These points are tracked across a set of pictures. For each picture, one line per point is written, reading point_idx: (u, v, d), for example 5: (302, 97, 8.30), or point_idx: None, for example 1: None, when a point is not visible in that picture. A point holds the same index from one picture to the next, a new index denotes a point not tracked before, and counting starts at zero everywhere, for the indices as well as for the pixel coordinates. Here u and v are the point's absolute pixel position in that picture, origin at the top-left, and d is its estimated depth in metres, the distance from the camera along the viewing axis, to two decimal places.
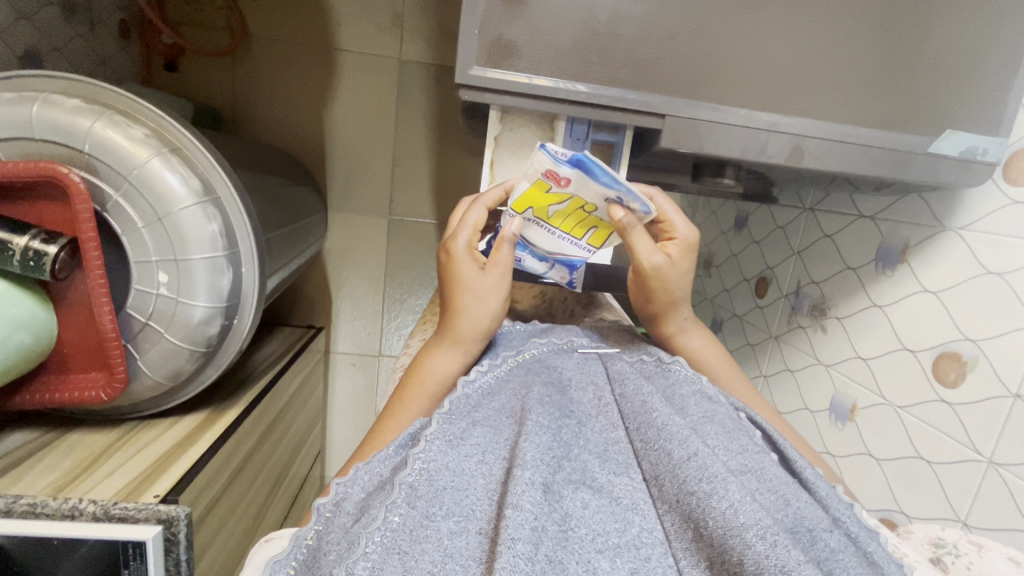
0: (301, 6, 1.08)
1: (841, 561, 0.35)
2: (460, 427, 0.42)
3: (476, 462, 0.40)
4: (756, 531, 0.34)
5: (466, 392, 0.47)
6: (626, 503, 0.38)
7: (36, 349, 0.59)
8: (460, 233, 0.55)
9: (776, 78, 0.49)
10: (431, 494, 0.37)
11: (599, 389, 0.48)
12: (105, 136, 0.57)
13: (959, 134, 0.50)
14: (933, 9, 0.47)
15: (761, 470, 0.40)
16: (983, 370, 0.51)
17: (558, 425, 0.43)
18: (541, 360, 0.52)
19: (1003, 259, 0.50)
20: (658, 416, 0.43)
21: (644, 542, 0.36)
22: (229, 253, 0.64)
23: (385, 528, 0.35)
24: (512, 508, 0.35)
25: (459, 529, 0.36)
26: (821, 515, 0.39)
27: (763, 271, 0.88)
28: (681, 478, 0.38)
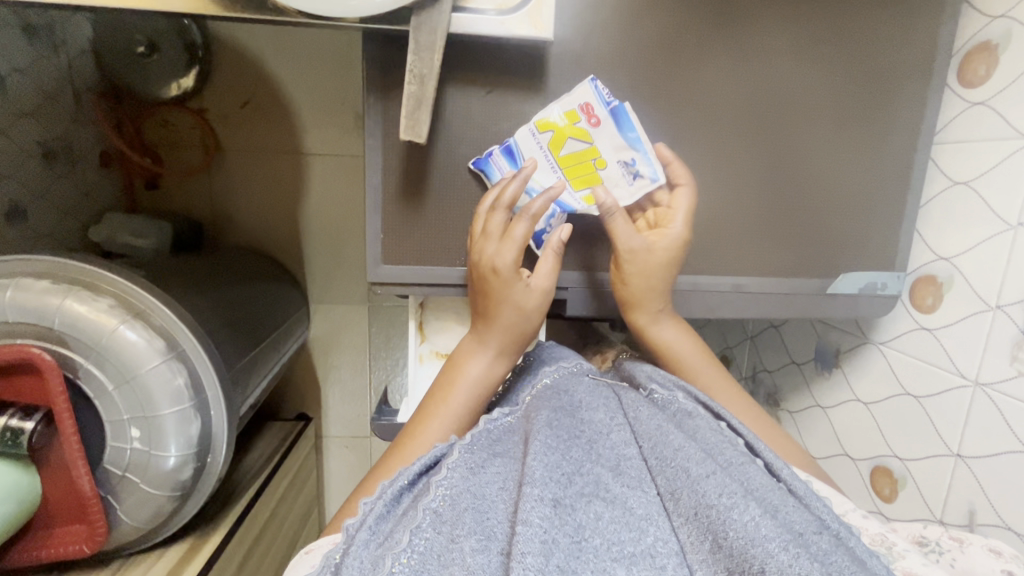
0: (269, 118, 1.13)
1: (836, 561, 0.36)
2: (481, 457, 0.45)
3: (498, 487, 0.42)
4: (777, 542, 0.36)
5: (489, 425, 0.49)
6: (640, 514, 0.40)
7: (22, 513, 0.62)
8: (508, 251, 0.53)
9: (699, 231, 0.59)
10: (455, 516, 0.40)
11: (609, 410, 0.50)
12: (72, 313, 0.62)
13: (850, 277, 0.61)
14: (822, 174, 0.59)
15: (759, 481, 0.43)
16: (911, 489, 0.61)
17: (568, 444, 0.45)
18: (554, 386, 0.54)
19: (919, 384, 0.61)
20: (673, 439, 0.46)
21: (659, 551, 0.38)
22: (197, 400, 0.68)
23: (413, 551, 0.38)
24: (525, 524, 0.37)
25: (482, 547, 0.38)
26: (810, 517, 0.40)
27: (724, 350, 0.90)
28: (699, 493, 0.40)
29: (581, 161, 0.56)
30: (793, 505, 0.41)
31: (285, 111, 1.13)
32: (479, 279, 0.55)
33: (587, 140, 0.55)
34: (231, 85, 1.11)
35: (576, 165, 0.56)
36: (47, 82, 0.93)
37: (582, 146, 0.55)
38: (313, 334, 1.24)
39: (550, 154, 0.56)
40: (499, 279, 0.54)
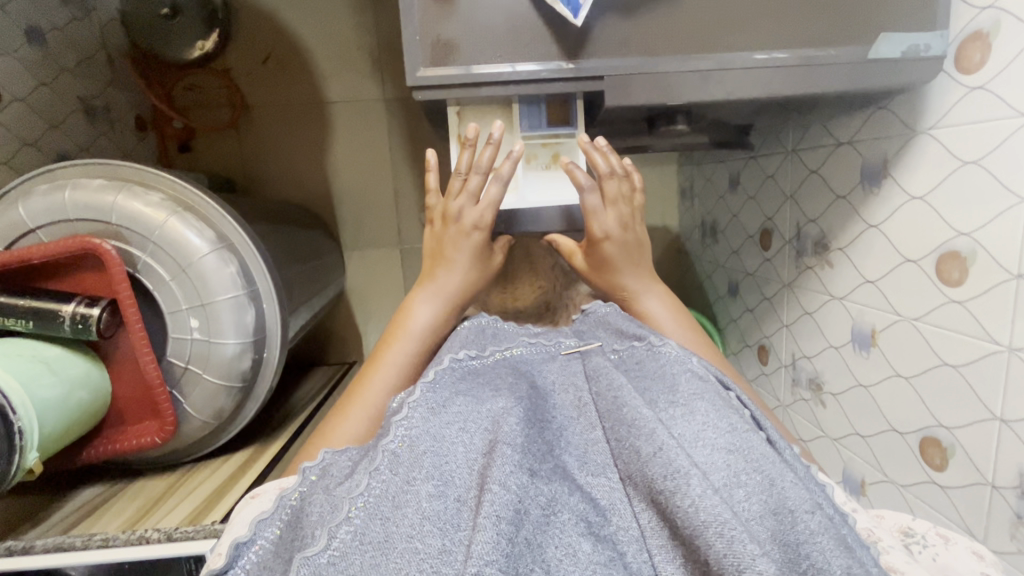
0: (288, 72, 1.17)
1: (818, 544, 0.36)
2: (441, 397, 0.47)
3: (456, 429, 0.44)
4: (717, 528, 0.34)
5: (450, 368, 0.52)
6: (603, 504, 0.40)
7: (95, 404, 0.65)
8: (483, 209, 0.64)
9: (704, 10, 0.47)
10: (411, 459, 0.41)
11: (578, 389, 0.50)
12: (127, 206, 0.65)
13: (892, 36, 0.48)
14: None
15: (752, 449, 0.41)
16: (982, 261, 0.50)
17: (538, 427, 0.45)
18: (525, 360, 0.54)
19: (975, 147, 0.50)
20: (629, 411, 0.44)
21: (621, 539, 0.38)
22: (249, 291, 0.70)
23: (368, 494, 0.39)
24: (497, 486, 0.38)
25: (437, 493, 0.39)
26: (806, 495, 0.39)
27: (764, 223, 0.89)
28: (649, 475, 0.39)
29: None
30: (790, 481, 0.40)
31: (303, 64, 1.17)
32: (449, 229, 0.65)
33: None
34: (250, 43, 1.16)
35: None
36: (83, 44, 0.99)
37: None
38: (350, 283, 1.26)
39: None
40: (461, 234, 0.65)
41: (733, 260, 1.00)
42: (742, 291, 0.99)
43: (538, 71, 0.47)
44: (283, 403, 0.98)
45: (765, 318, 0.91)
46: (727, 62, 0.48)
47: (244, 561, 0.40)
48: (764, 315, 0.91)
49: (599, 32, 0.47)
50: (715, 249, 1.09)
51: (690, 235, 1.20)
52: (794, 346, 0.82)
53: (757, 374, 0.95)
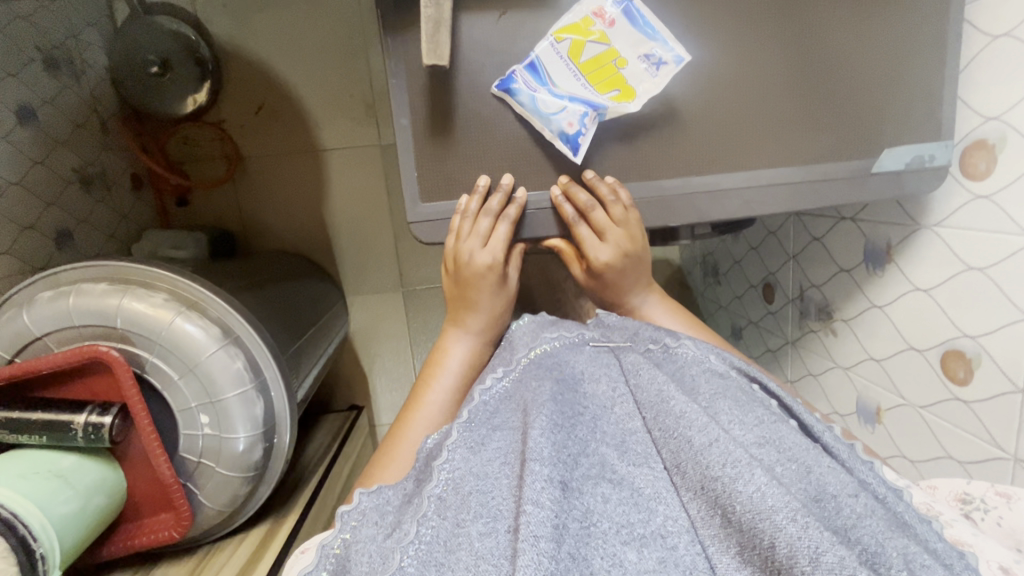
0: (283, 121, 1.16)
1: (868, 527, 0.36)
2: (481, 433, 0.45)
3: (499, 464, 0.42)
4: (785, 513, 0.35)
5: (484, 399, 0.49)
6: (648, 493, 0.40)
7: (112, 505, 0.66)
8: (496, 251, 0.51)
9: (711, 132, 0.49)
10: (458, 501, 0.40)
11: (613, 379, 0.48)
12: (131, 310, 0.65)
13: (896, 151, 0.50)
14: (837, 40, 0.48)
15: (785, 439, 0.42)
16: (988, 367, 0.50)
17: (571, 424, 0.44)
18: (553, 355, 0.52)
19: (980, 255, 0.49)
20: (675, 402, 0.44)
21: (670, 531, 0.38)
22: (257, 382, 0.70)
23: (419, 542, 0.39)
24: (532, 506, 0.37)
25: (488, 530, 0.37)
26: (847, 480, 0.39)
27: (766, 277, 0.88)
28: (703, 464, 0.39)
29: (598, 55, 0.46)
30: (827, 467, 0.40)
31: (297, 112, 1.16)
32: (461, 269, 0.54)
33: (599, 34, 0.46)
34: (242, 94, 1.14)
35: (601, 68, 0.46)
36: (75, 112, 0.97)
37: (595, 38, 0.46)
38: (353, 327, 1.27)
39: (565, 54, 0.46)
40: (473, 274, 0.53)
41: (736, 306, 1.00)
42: (745, 336, 0.99)
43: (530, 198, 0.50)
44: (294, 463, 0.99)
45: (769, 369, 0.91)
46: (716, 183, 0.50)
47: None
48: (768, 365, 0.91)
49: (599, 161, 0.49)
50: (716, 289, 1.09)
51: (690, 270, 1.19)
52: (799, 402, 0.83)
53: None
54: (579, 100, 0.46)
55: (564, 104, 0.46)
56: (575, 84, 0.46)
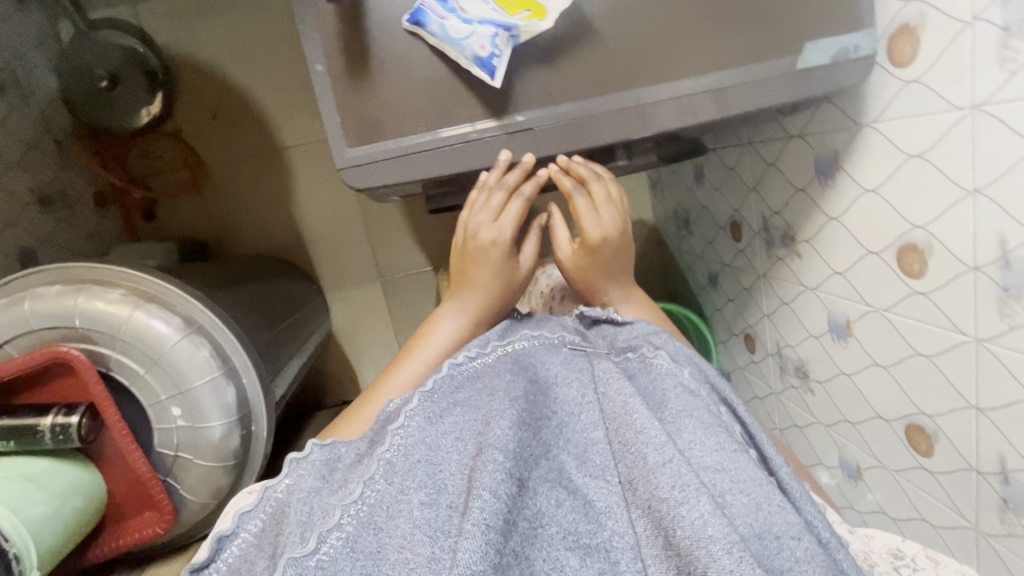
0: (240, 123, 1.16)
1: (804, 573, 0.34)
2: (442, 406, 0.45)
3: (453, 438, 0.42)
4: (723, 545, 0.33)
5: (451, 375, 0.48)
6: (598, 507, 0.38)
7: (92, 507, 0.65)
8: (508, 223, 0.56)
9: (628, 50, 0.46)
10: (407, 469, 0.39)
11: (584, 385, 0.46)
12: (89, 308, 0.64)
13: (821, 44, 0.47)
14: None
15: (741, 470, 0.38)
16: (939, 254, 0.49)
17: (536, 426, 0.43)
18: (529, 352, 0.51)
19: (918, 140, 0.49)
20: (638, 416, 0.41)
21: (615, 546, 0.37)
22: (225, 369, 0.70)
23: (363, 503, 0.38)
24: (484, 493, 0.36)
25: (430, 501, 0.37)
26: (794, 519, 0.37)
27: (732, 215, 0.88)
28: (654, 484, 0.37)
29: None
30: (777, 505, 0.37)
31: (253, 113, 1.15)
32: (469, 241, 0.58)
33: None
34: (196, 101, 1.14)
35: None
36: (27, 134, 0.97)
37: None
38: (335, 323, 1.26)
39: None
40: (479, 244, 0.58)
41: (709, 251, 0.99)
42: (722, 281, 0.98)
43: (468, 133, 0.46)
44: None
45: (747, 308, 0.90)
46: (653, 96, 0.47)
47: (227, 554, 0.40)
48: (745, 305, 0.91)
49: (523, 86, 0.46)
50: (690, 239, 1.08)
51: (665, 225, 1.19)
52: (777, 334, 0.82)
53: (746, 362, 0.95)
54: (487, 21, 0.43)
55: (473, 27, 0.43)
56: (481, 8, 0.44)
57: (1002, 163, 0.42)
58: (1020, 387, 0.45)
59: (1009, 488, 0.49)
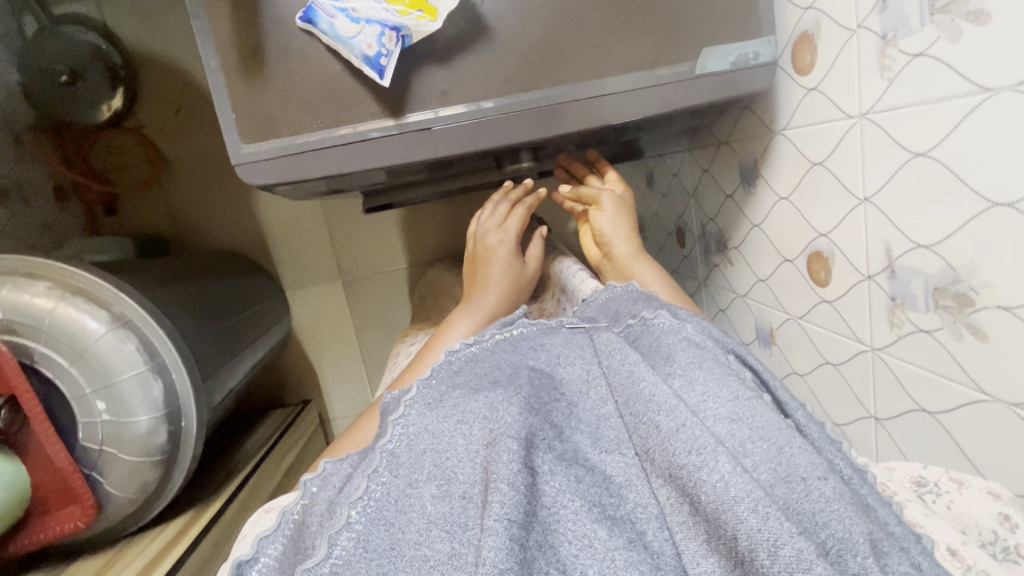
0: (203, 120, 1.16)
1: (837, 512, 0.32)
2: (439, 391, 0.42)
3: (454, 421, 0.39)
4: (748, 504, 0.31)
5: (449, 360, 0.46)
6: (619, 482, 0.36)
7: (12, 500, 0.64)
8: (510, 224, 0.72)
9: (520, 52, 0.47)
10: (412, 460, 0.37)
11: (587, 362, 0.44)
12: (13, 299, 0.64)
13: (717, 50, 0.48)
14: None
15: (759, 416, 0.36)
16: (841, 262, 0.49)
17: (546, 407, 0.40)
18: (529, 338, 0.48)
19: (819, 148, 0.49)
20: (646, 385, 0.39)
21: (640, 518, 0.34)
22: (153, 364, 0.70)
23: (368, 499, 0.35)
24: (504, 485, 0.33)
25: (442, 493, 0.35)
26: (818, 460, 0.34)
27: (677, 222, 0.88)
28: (670, 451, 0.35)
29: None
30: (800, 447, 0.35)
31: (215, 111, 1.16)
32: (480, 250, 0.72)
33: None
34: (159, 97, 1.15)
35: None
36: None
37: None
38: (295, 322, 1.26)
39: None
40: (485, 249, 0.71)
41: (660, 257, 0.99)
42: None
43: (366, 132, 0.47)
44: (229, 457, 0.98)
45: None
46: (552, 98, 0.48)
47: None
48: None
49: (419, 86, 0.46)
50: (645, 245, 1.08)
51: None
52: None
53: None
54: (375, 20, 0.43)
55: (360, 27, 0.43)
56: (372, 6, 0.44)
57: (886, 172, 0.42)
58: (908, 397, 0.45)
59: None
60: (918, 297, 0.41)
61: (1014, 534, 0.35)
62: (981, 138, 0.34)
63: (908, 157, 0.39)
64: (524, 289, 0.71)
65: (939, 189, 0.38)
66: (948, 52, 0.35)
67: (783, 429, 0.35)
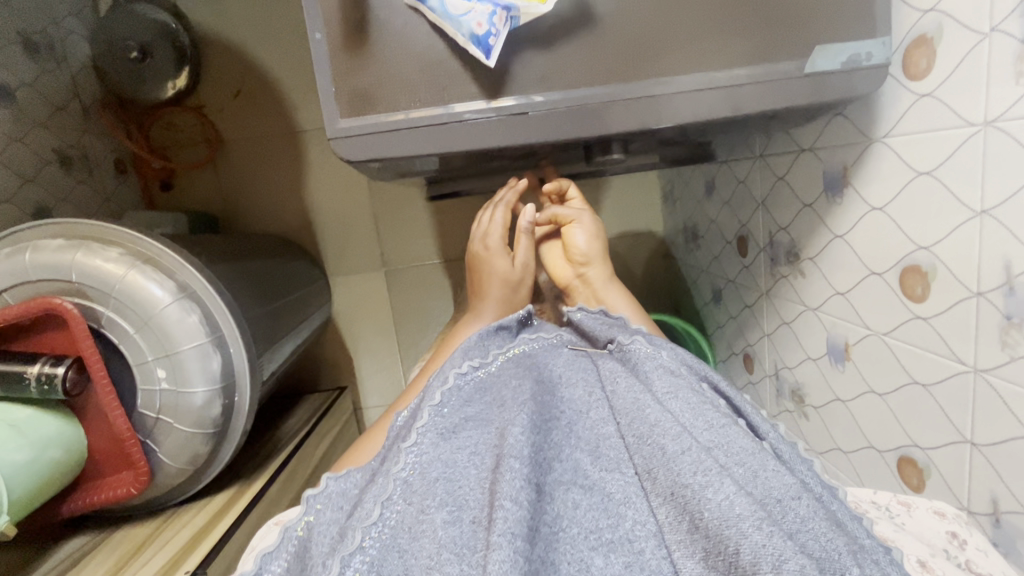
0: (261, 103, 1.17)
1: (813, 530, 0.35)
2: (453, 422, 0.45)
3: (467, 453, 0.43)
4: (752, 522, 0.34)
5: (459, 385, 0.49)
6: (618, 497, 0.39)
7: (70, 461, 0.66)
8: (497, 230, 0.71)
9: (623, 41, 0.46)
10: (425, 487, 0.40)
11: (590, 384, 0.49)
12: (86, 263, 0.65)
13: (830, 49, 0.46)
14: None
15: (734, 443, 0.41)
16: (943, 277, 0.47)
17: (547, 427, 0.44)
18: (530, 355, 0.54)
19: (927, 157, 0.47)
20: (650, 412, 0.44)
21: (638, 535, 0.37)
22: (213, 338, 0.70)
23: (383, 524, 0.39)
24: (509, 503, 0.36)
25: (453, 518, 0.37)
26: (791, 482, 0.38)
27: (739, 230, 0.86)
28: (675, 472, 0.39)
29: None
30: (773, 470, 0.39)
31: (274, 94, 1.17)
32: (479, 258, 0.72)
33: None
34: (221, 79, 1.16)
35: None
36: (55, 96, 0.99)
37: None
38: (335, 308, 1.27)
39: None
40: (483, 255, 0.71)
41: (715, 266, 0.97)
42: (725, 297, 0.96)
43: (462, 113, 0.46)
44: (268, 437, 0.99)
45: (747, 327, 0.88)
46: (652, 90, 0.47)
47: None
48: (746, 323, 0.88)
49: (520, 69, 0.46)
50: (697, 253, 1.06)
51: (674, 238, 1.17)
52: (776, 355, 0.80)
53: (743, 383, 0.92)
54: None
55: (472, 5, 0.43)
56: None
57: (1013, 185, 0.40)
58: (1018, 423, 0.42)
59: (999, 530, 0.46)
60: None
61: (964, 551, 0.43)
62: None
63: None
64: (522, 287, 0.71)
65: None
66: None
67: (755, 454, 0.40)
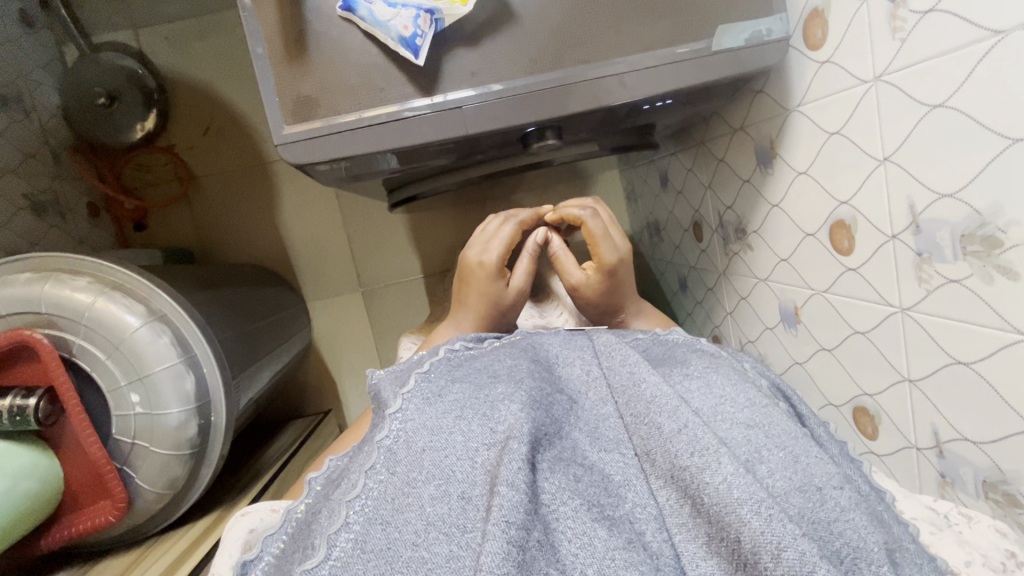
0: (231, 137, 1.21)
1: (851, 521, 0.36)
2: (439, 385, 0.45)
3: (453, 416, 0.42)
4: (751, 506, 0.34)
5: (448, 358, 0.50)
6: (617, 480, 0.39)
7: (46, 492, 0.66)
8: (494, 249, 0.69)
9: (545, 35, 0.49)
10: (410, 457, 0.40)
11: (587, 361, 0.48)
12: (54, 294, 0.67)
13: (733, 27, 0.51)
14: None
15: (775, 424, 0.41)
16: (865, 227, 0.50)
17: (548, 403, 0.44)
18: (527, 339, 0.52)
19: (835, 118, 0.50)
20: (647, 387, 0.43)
21: (638, 518, 0.38)
22: (185, 358, 0.72)
23: (366, 497, 0.38)
24: (507, 488, 0.36)
25: (440, 493, 0.38)
26: (833, 471, 0.39)
27: (693, 216, 0.89)
28: (671, 453, 0.38)
29: None
30: (816, 457, 0.39)
31: (243, 128, 1.21)
32: (471, 271, 0.69)
33: None
34: (190, 118, 1.20)
35: None
36: (25, 144, 1.01)
37: None
38: (315, 333, 1.28)
39: None
40: (475, 271, 0.68)
41: (678, 255, 1.00)
42: (690, 284, 0.99)
43: (403, 111, 0.49)
44: (253, 463, 0.99)
45: (713, 310, 0.90)
46: (574, 76, 0.50)
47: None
48: (711, 306, 0.91)
49: (450, 66, 0.49)
50: (661, 246, 1.09)
51: (640, 235, 1.20)
52: (739, 333, 0.82)
53: None
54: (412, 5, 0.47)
55: (397, 10, 0.46)
56: None
57: (905, 130, 0.43)
58: (944, 352, 0.45)
59: (944, 461, 0.48)
60: (945, 248, 0.42)
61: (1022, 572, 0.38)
62: (997, 76, 0.35)
63: (926, 111, 0.41)
64: (507, 313, 0.69)
65: (961, 135, 0.39)
66: (961, 3, 0.37)
67: (800, 439, 0.40)
